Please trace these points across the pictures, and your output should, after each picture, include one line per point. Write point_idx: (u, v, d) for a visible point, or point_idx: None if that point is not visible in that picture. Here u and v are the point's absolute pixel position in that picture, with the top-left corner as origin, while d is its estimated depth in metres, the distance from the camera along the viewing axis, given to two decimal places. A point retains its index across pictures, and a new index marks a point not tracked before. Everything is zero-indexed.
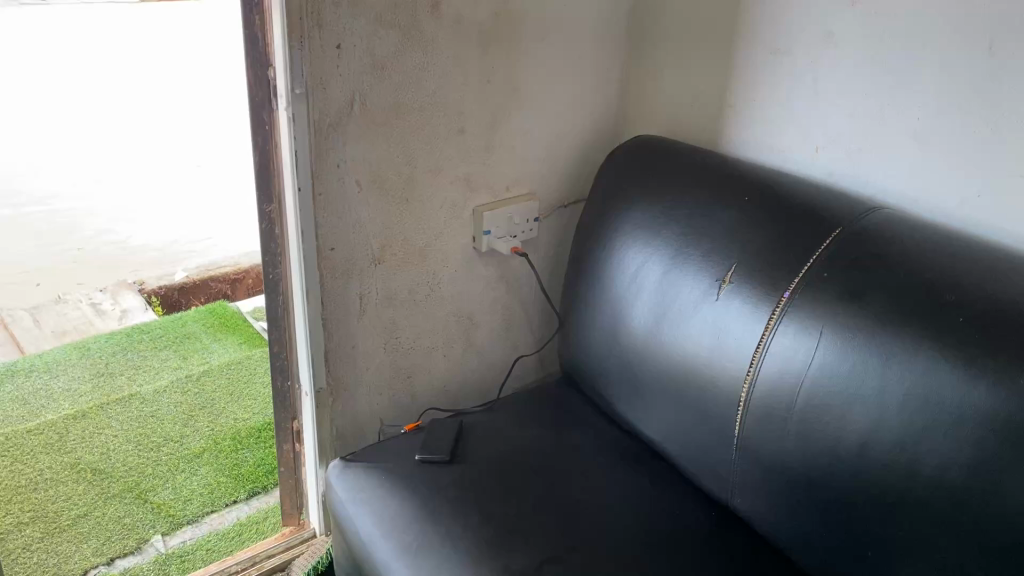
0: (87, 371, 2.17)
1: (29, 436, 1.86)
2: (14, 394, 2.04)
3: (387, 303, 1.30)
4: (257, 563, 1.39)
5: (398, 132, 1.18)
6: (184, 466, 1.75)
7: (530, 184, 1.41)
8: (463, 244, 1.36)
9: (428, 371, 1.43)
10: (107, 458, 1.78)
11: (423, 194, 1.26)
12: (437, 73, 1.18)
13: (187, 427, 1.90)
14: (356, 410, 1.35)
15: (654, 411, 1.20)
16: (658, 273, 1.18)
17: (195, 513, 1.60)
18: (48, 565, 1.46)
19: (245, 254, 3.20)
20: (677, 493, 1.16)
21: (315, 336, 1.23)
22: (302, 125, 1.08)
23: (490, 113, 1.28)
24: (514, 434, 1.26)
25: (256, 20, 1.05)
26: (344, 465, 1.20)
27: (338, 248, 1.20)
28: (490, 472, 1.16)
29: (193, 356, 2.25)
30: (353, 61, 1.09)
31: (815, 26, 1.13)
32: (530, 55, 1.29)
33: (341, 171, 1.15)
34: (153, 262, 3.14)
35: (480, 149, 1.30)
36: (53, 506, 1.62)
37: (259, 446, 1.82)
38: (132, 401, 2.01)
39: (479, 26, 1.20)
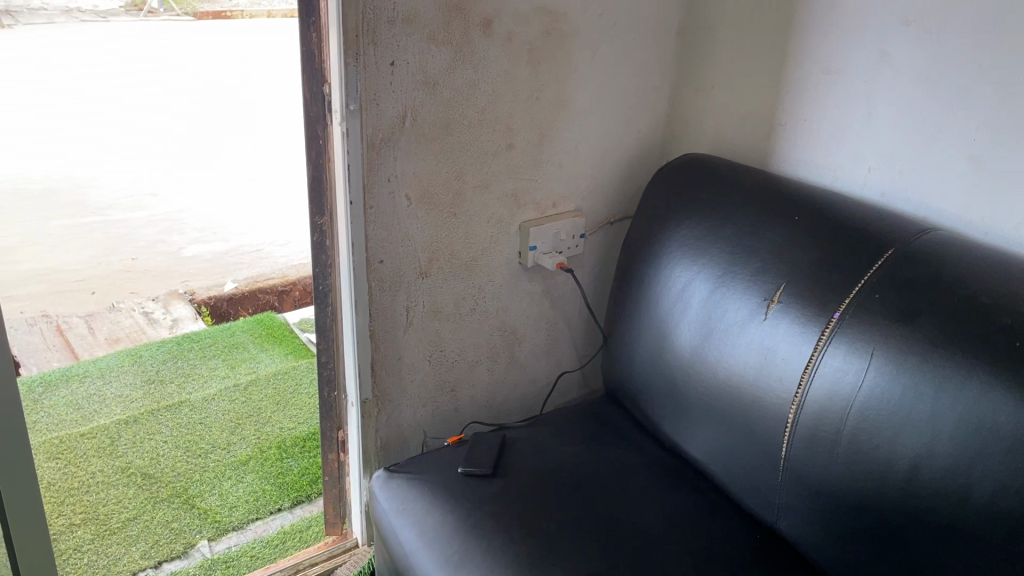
0: (138, 377, 2.22)
1: (82, 439, 1.91)
2: (68, 399, 2.10)
3: (433, 316, 1.32)
4: (300, 570, 1.40)
5: (448, 148, 1.20)
6: (230, 473, 1.78)
7: (578, 201, 1.42)
8: (509, 259, 1.37)
9: (472, 384, 1.43)
10: (157, 463, 1.82)
11: (471, 209, 1.28)
12: (487, 89, 1.20)
13: (234, 435, 1.93)
14: (400, 421, 1.37)
15: (699, 429, 1.19)
16: (705, 291, 1.18)
17: (241, 519, 1.62)
18: (98, 566, 1.49)
19: (291, 267, 3.26)
20: (721, 513, 1.15)
21: (362, 348, 1.25)
22: (355, 139, 1.10)
23: (539, 130, 1.30)
24: (556, 450, 1.26)
25: (313, 38, 1.08)
26: (387, 475, 1.21)
27: (387, 261, 1.22)
28: (532, 487, 1.16)
29: (241, 365, 2.29)
30: (405, 78, 1.11)
31: (868, 45, 1.12)
32: (580, 73, 1.30)
33: (392, 186, 1.17)
34: (203, 272, 3.21)
35: (527, 165, 1.31)
36: (104, 509, 1.65)
37: (303, 455, 1.85)
38: (182, 408, 2.05)
39: (530, 44, 1.21)
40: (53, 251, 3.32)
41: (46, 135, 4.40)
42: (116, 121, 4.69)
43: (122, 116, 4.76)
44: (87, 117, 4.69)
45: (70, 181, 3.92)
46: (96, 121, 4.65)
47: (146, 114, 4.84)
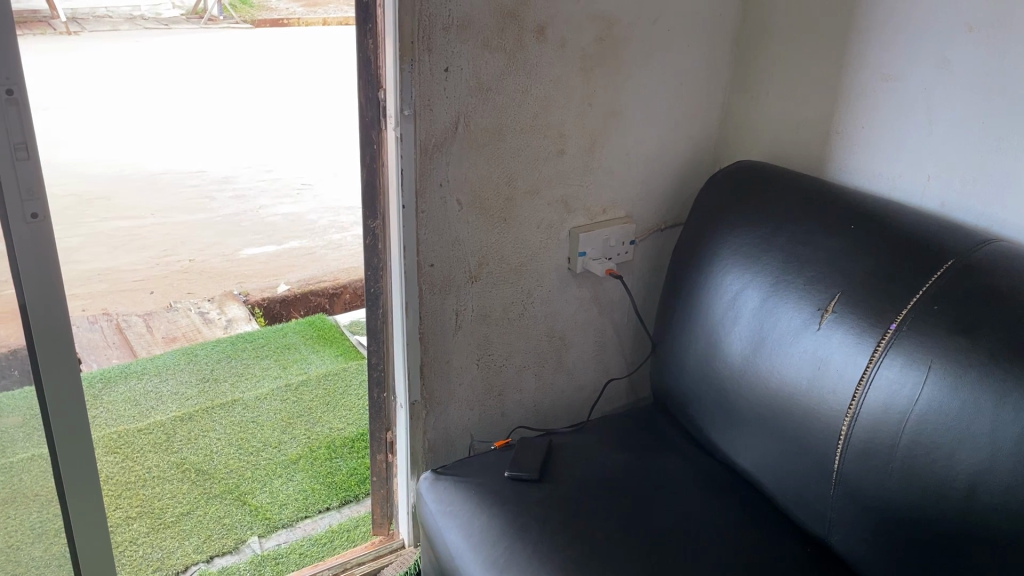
0: (194, 376, 2.27)
1: (139, 435, 1.96)
2: (127, 395, 2.16)
3: (482, 320, 1.32)
4: (347, 569, 1.42)
5: (499, 154, 1.21)
6: (281, 472, 1.81)
7: (629, 208, 1.41)
8: (558, 264, 1.37)
9: (520, 389, 1.43)
10: (210, 459, 1.86)
11: (522, 215, 1.28)
12: (540, 95, 1.21)
13: (285, 433, 1.97)
14: (448, 424, 1.38)
15: (749, 439, 1.18)
16: (757, 300, 1.17)
17: (290, 517, 1.65)
18: (152, 559, 1.53)
19: (343, 270, 3.30)
20: (771, 525, 1.13)
21: (412, 351, 1.27)
22: (408, 144, 1.12)
23: (591, 136, 1.30)
24: (603, 457, 1.26)
25: (370, 44, 1.12)
26: (435, 477, 1.23)
27: (437, 265, 1.23)
28: (578, 493, 1.16)
29: (292, 366, 2.33)
30: (459, 84, 1.12)
31: (930, 51, 1.10)
32: (633, 79, 1.29)
33: (444, 190, 1.18)
34: (257, 274, 3.27)
35: (578, 171, 1.31)
36: (159, 503, 1.70)
37: (352, 456, 1.87)
38: (235, 406, 2.10)
39: (582, 51, 1.22)
40: (114, 251, 3.42)
41: (110, 140, 4.54)
42: (177, 126, 4.82)
43: (183, 121, 4.89)
44: (149, 123, 4.83)
45: (132, 184, 4.04)
46: (158, 126, 4.79)
47: (206, 119, 4.95)
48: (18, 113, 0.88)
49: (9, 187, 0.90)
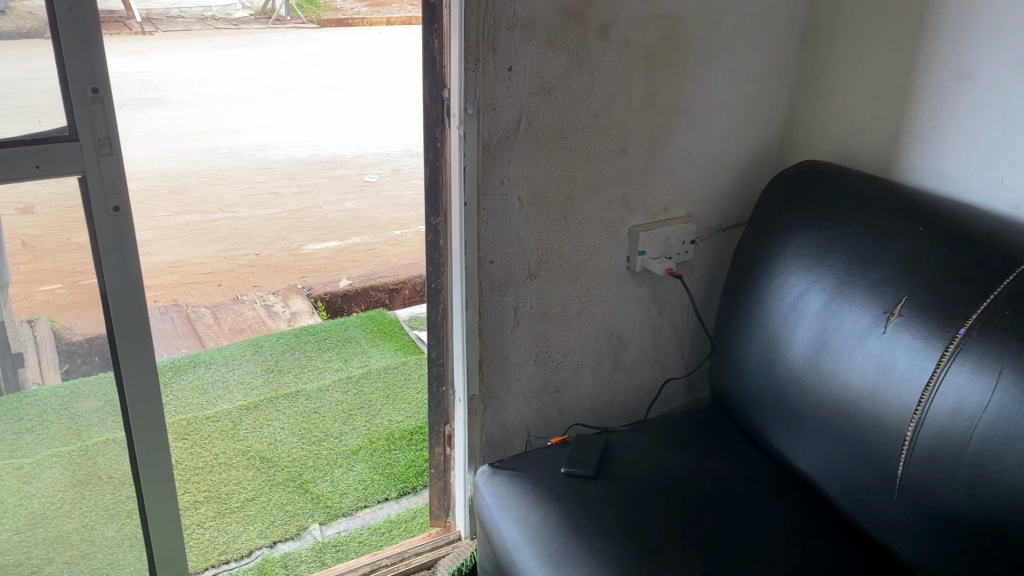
0: (259, 367, 2.34)
1: (206, 422, 2.03)
2: (195, 383, 2.24)
3: (540, 317, 1.33)
4: (405, 559, 1.44)
5: (561, 152, 1.22)
6: (341, 462, 1.85)
7: (690, 207, 1.40)
8: (618, 263, 1.37)
9: (577, 387, 1.44)
10: (274, 447, 1.91)
11: (582, 214, 1.29)
12: (602, 94, 1.21)
13: (345, 424, 2.01)
14: (505, 419, 1.39)
15: (810, 442, 1.16)
16: (821, 302, 1.15)
17: (350, 506, 1.69)
18: (219, 542, 1.58)
19: (403, 266, 3.35)
20: (832, 529, 1.11)
21: (471, 346, 1.29)
22: (471, 142, 1.14)
23: (653, 136, 1.29)
24: (660, 456, 1.26)
25: (436, 44, 1.14)
26: (492, 471, 1.24)
27: (497, 262, 1.25)
28: (635, 491, 1.17)
29: (353, 359, 2.38)
30: (522, 83, 1.14)
31: (1006, 49, 1.07)
32: (696, 78, 1.29)
33: (505, 188, 1.20)
34: (320, 269, 3.34)
35: (639, 170, 1.31)
36: (226, 489, 1.75)
37: (411, 448, 1.90)
38: (298, 396, 2.16)
39: (646, 49, 1.22)
40: (184, 244, 3.54)
41: (182, 136, 4.69)
42: (246, 122, 4.96)
43: (251, 119, 5.02)
44: (218, 120, 4.97)
45: (201, 179, 4.16)
46: (227, 123, 4.93)
47: (273, 117, 5.08)
48: (102, 110, 0.92)
49: (93, 180, 0.94)
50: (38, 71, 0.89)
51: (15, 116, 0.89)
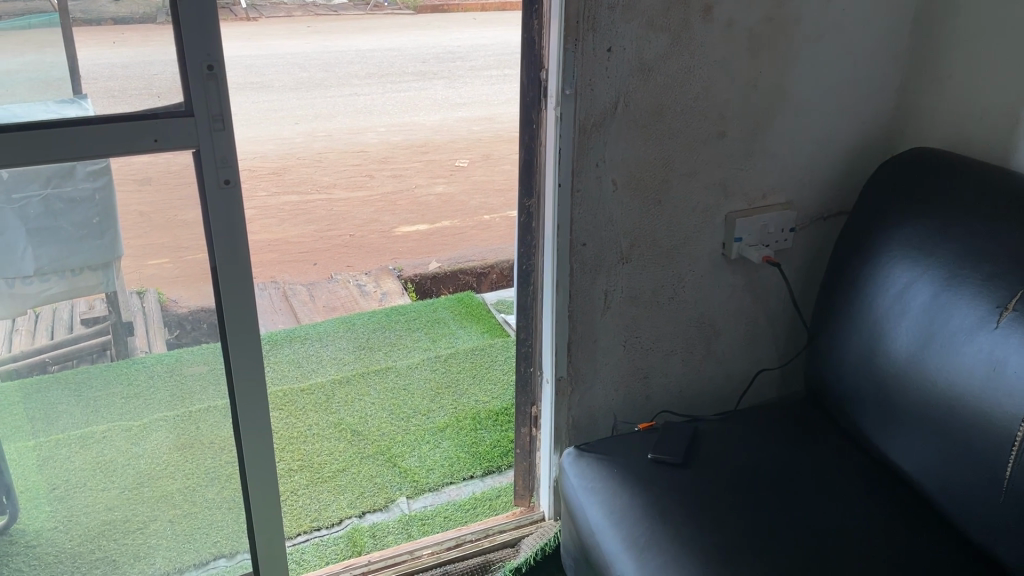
0: (351, 343, 2.41)
1: (301, 393, 2.10)
2: (291, 356, 2.32)
3: (631, 301, 1.32)
4: (489, 535, 1.47)
5: (658, 134, 1.21)
6: (429, 438, 1.89)
7: (791, 193, 1.36)
8: (713, 249, 1.34)
9: (666, 374, 1.42)
10: (365, 421, 1.97)
11: (677, 198, 1.27)
12: (703, 76, 1.19)
13: (433, 402, 2.05)
14: (592, 403, 1.39)
15: (911, 438, 1.12)
16: (928, 294, 1.10)
17: (437, 482, 1.72)
18: (311, 509, 1.64)
19: (492, 251, 3.39)
20: (932, 530, 1.07)
21: (561, 327, 1.29)
22: (568, 123, 1.15)
23: (754, 120, 1.26)
24: (750, 447, 1.23)
25: (535, 25, 1.15)
26: (578, 453, 1.25)
27: (590, 244, 1.25)
28: (724, 481, 1.15)
29: (442, 339, 2.42)
30: (621, 65, 1.14)
31: None
32: (802, 60, 1.25)
33: (600, 170, 1.20)
34: (411, 251, 3.41)
35: (739, 155, 1.28)
36: (319, 458, 1.82)
37: (496, 428, 1.92)
38: (388, 373, 2.21)
39: (750, 30, 1.19)
40: (283, 223, 3.66)
41: (283, 118, 4.85)
42: (343, 106, 5.09)
43: (348, 103, 5.15)
44: (317, 103, 5.11)
45: (300, 161, 4.30)
46: (326, 106, 5.07)
47: (369, 101, 5.20)
48: (217, 86, 0.96)
49: (206, 155, 0.99)
50: (157, 49, 0.94)
51: (134, 92, 0.94)
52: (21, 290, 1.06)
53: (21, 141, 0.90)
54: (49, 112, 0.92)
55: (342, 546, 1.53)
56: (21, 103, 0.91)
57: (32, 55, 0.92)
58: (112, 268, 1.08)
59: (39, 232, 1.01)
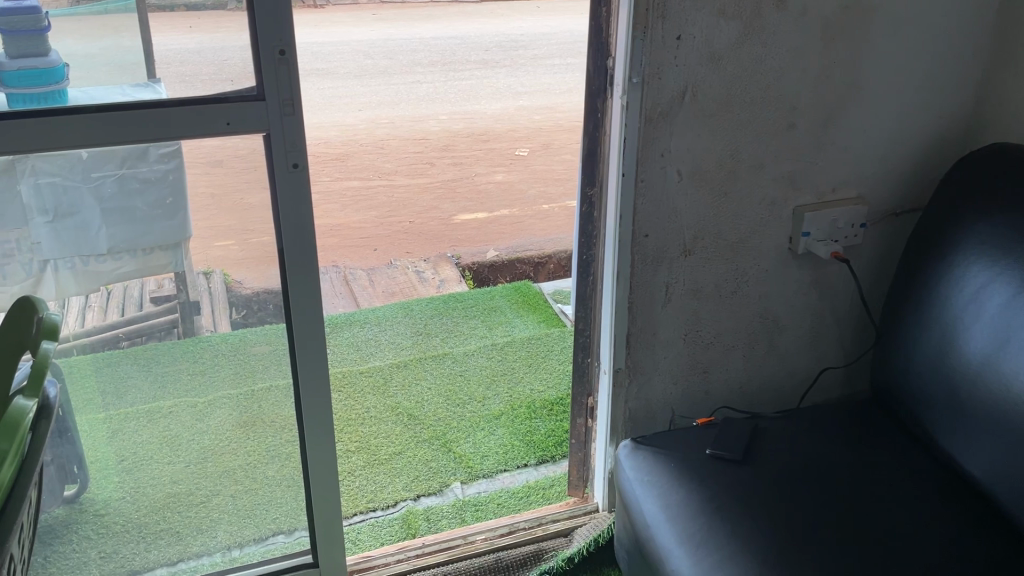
0: (409, 328, 2.43)
1: (360, 376, 2.13)
2: (350, 340, 2.35)
3: (693, 295, 1.31)
4: (542, 524, 1.47)
5: (726, 125, 1.19)
6: (484, 425, 1.90)
7: (863, 188, 1.32)
8: (779, 243, 1.32)
9: (726, 369, 1.40)
10: (422, 405, 1.99)
11: (745, 191, 1.25)
12: (774, 66, 1.16)
13: (489, 390, 2.06)
14: (650, 396, 1.37)
15: (981, 443, 1.08)
16: (1005, 296, 1.06)
17: (491, 468, 1.73)
18: (367, 491, 1.66)
19: (550, 241, 3.38)
20: (1002, 539, 1.03)
21: (620, 318, 1.28)
22: (634, 112, 1.13)
23: (827, 111, 1.23)
24: (812, 446, 1.21)
25: (603, 12, 1.14)
26: (634, 445, 1.24)
27: (652, 235, 1.24)
28: (784, 480, 1.13)
29: (498, 328, 2.42)
30: (691, 53, 1.12)
31: None
32: (879, 51, 1.21)
33: (665, 160, 1.19)
34: (470, 239, 3.42)
35: (809, 147, 1.25)
36: (375, 440, 1.84)
37: (551, 418, 1.92)
38: (444, 359, 2.23)
39: (825, 19, 1.15)
40: (345, 209, 3.72)
41: (346, 104, 4.91)
42: (406, 94, 5.13)
43: (411, 90, 5.19)
44: (380, 90, 5.16)
45: (363, 147, 4.35)
46: (389, 93, 5.12)
47: (431, 89, 5.23)
48: (287, 70, 0.97)
49: (275, 138, 1.00)
50: (229, 34, 0.96)
51: (205, 76, 0.96)
52: (95, 267, 1.09)
53: (100, 123, 0.93)
54: (124, 95, 0.95)
55: (397, 527, 1.56)
56: (96, 86, 0.93)
57: (110, 40, 0.94)
58: (181, 248, 1.11)
59: (114, 211, 1.05)
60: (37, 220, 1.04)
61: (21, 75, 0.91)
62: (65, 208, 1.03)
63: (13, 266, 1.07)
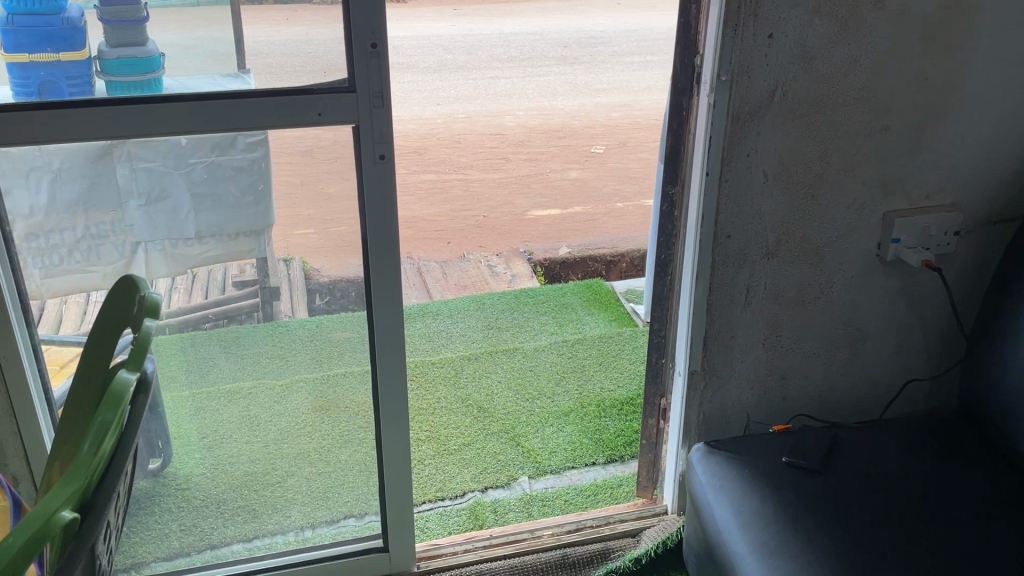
0: (480, 322, 2.45)
1: (432, 366, 2.16)
2: (423, 330, 2.39)
3: (774, 299, 1.28)
4: (611, 523, 1.46)
5: (815, 127, 1.16)
6: (553, 421, 1.90)
7: (959, 195, 1.27)
8: (866, 249, 1.28)
9: (806, 376, 1.36)
10: (492, 398, 2.00)
11: (832, 194, 1.21)
12: (869, 67, 1.13)
13: (559, 386, 2.06)
14: (725, 400, 1.35)
15: None
16: None
17: (559, 465, 1.73)
18: (435, 480, 1.68)
19: (623, 240, 3.36)
20: None
21: (698, 320, 1.27)
22: (721, 111, 1.12)
23: (922, 114, 1.19)
24: (894, 460, 1.17)
25: (693, 9, 1.13)
26: (707, 450, 1.22)
27: (734, 237, 1.22)
28: (862, 494, 1.10)
29: (569, 325, 2.42)
30: (782, 52, 1.09)
31: None
32: (982, 52, 1.16)
33: (751, 161, 1.16)
34: (543, 235, 3.42)
35: (902, 151, 1.21)
36: (446, 431, 1.86)
37: (621, 418, 1.91)
38: (515, 354, 2.23)
39: (926, 19, 1.11)
40: (420, 201, 3.76)
41: (424, 98, 4.97)
42: (483, 89, 5.16)
43: (488, 86, 5.21)
44: (457, 85, 5.20)
45: (439, 141, 4.39)
46: (467, 88, 5.15)
47: (508, 84, 5.24)
48: (377, 61, 0.99)
49: (364, 128, 1.02)
50: (320, 27, 0.98)
51: (291, 69, 0.99)
52: (183, 251, 1.12)
53: (197, 113, 0.97)
54: (214, 84, 0.98)
55: (465, 518, 1.57)
56: (189, 75, 0.97)
57: (201, 32, 0.96)
58: (264, 235, 1.13)
59: (203, 198, 1.08)
60: (131, 203, 1.07)
61: (120, 64, 0.95)
62: (158, 192, 1.07)
63: (107, 248, 1.09)
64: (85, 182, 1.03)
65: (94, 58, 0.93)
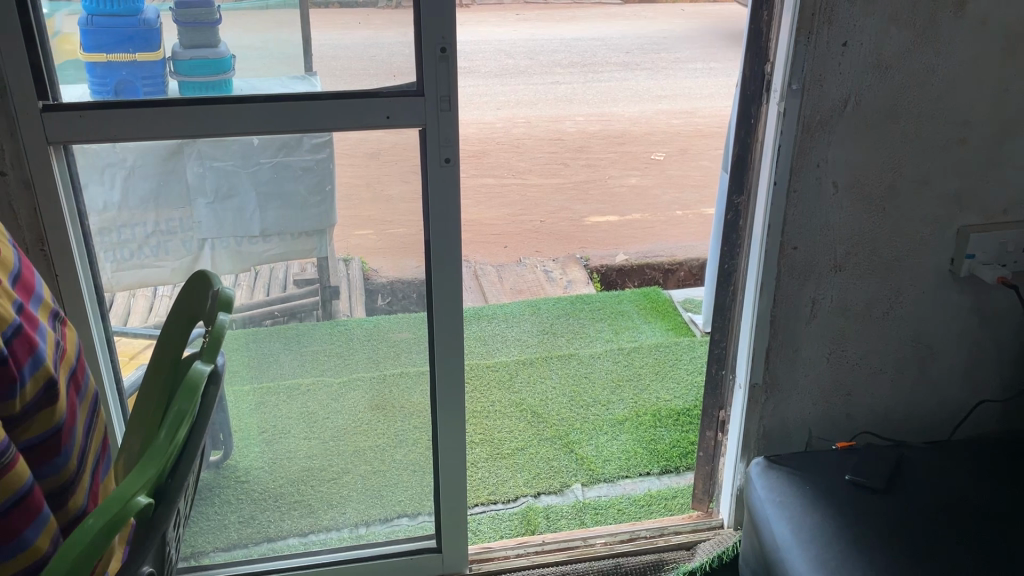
0: (535, 327, 2.45)
1: (487, 369, 2.17)
2: (478, 333, 2.39)
3: (840, 313, 1.25)
4: (664, 535, 1.45)
5: (889, 138, 1.13)
6: (607, 429, 1.89)
7: None
8: (939, 264, 1.24)
9: (871, 392, 1.33)
10: (546, 404, 2.00)
11: (904, 206, 1.18)
12: (947, 77, 1.10)
13: (614, 394, 2.04)
14: (787, 414, 1.33)
15: None
16: None
17: (612, 473, 1.72)
18: (488, 483, 1.69)
19: (682, 248, 3.32)
20: None
21: (761, 332, 1.24)
22: (791, 120, 1.10)
23: (1002, 126, 1.15)
24: (964, 481, 1.12)
25: (765, 16, 1.11)
26: (767, 465, 1.19)
27: (801, 248, 1.19)
28: (928, 517, 1.06)
29: (625, 332, 2.40)
30: (856, 60, 1.07)
31: None
32: None
33: (821, 171, 1.14)
34: (600, 241, 3.41)
35: (979, 164, 1.17)
36: (499, 435, 1.86)
37: (676, 428, 1.88)
38: (570, 360, 2.23)
39: (1008, 28, 1.08)
40: (478, 205, 3.78)
41: (484, 102, 4.99)
42: (543, 93, 5.16)
43: (548, 90, 5.21)
44: (518, 89, 5.22)
45: (499, 145, 4.41)
46: (527, 92, 5.16)
47: (568, 90, 5.23)
48: (446, 66, 1.00)
49: (431, 132, 1.03)
50: (389, 31, 0.99)
51: (353, 71, 1.01)
52: (247, 249, 1.15)
53: (269, 115, 0.99)
54: (281, 86, 1.00)
55: (517, 523, 1.57)
56: (258, 77, 0.99)
57: (272, 34, 0.99)
58: (325, 235, 1.16)
59: (268, 196, 1.11)
60: (200, 201, 1.10)
61: (194, 65, 0.97)
62: (226, 190, 1.09)
63: (175, 244, 1.13)
64: (156, 179, 1.06)
65: (169, 58, 0.96)
